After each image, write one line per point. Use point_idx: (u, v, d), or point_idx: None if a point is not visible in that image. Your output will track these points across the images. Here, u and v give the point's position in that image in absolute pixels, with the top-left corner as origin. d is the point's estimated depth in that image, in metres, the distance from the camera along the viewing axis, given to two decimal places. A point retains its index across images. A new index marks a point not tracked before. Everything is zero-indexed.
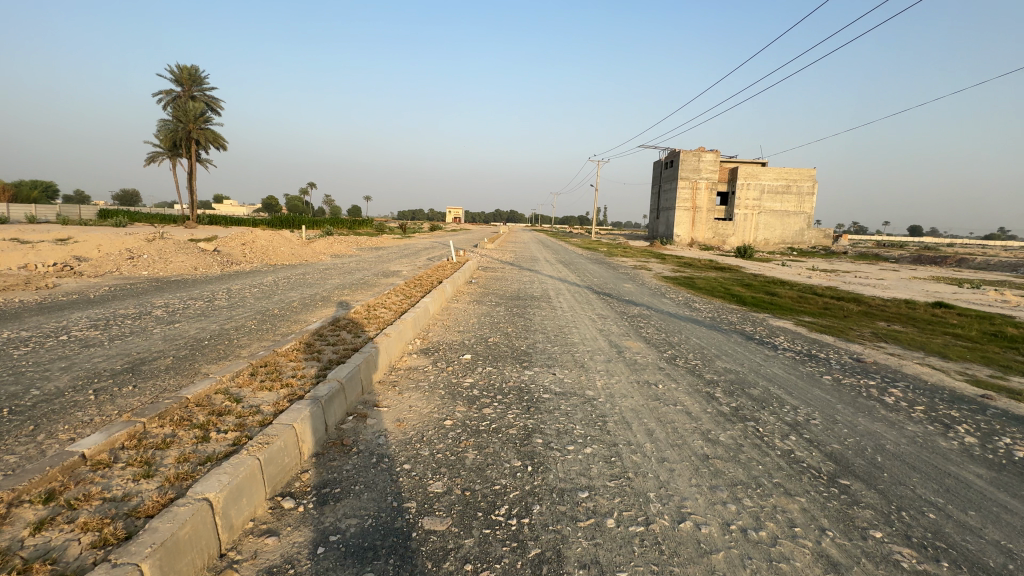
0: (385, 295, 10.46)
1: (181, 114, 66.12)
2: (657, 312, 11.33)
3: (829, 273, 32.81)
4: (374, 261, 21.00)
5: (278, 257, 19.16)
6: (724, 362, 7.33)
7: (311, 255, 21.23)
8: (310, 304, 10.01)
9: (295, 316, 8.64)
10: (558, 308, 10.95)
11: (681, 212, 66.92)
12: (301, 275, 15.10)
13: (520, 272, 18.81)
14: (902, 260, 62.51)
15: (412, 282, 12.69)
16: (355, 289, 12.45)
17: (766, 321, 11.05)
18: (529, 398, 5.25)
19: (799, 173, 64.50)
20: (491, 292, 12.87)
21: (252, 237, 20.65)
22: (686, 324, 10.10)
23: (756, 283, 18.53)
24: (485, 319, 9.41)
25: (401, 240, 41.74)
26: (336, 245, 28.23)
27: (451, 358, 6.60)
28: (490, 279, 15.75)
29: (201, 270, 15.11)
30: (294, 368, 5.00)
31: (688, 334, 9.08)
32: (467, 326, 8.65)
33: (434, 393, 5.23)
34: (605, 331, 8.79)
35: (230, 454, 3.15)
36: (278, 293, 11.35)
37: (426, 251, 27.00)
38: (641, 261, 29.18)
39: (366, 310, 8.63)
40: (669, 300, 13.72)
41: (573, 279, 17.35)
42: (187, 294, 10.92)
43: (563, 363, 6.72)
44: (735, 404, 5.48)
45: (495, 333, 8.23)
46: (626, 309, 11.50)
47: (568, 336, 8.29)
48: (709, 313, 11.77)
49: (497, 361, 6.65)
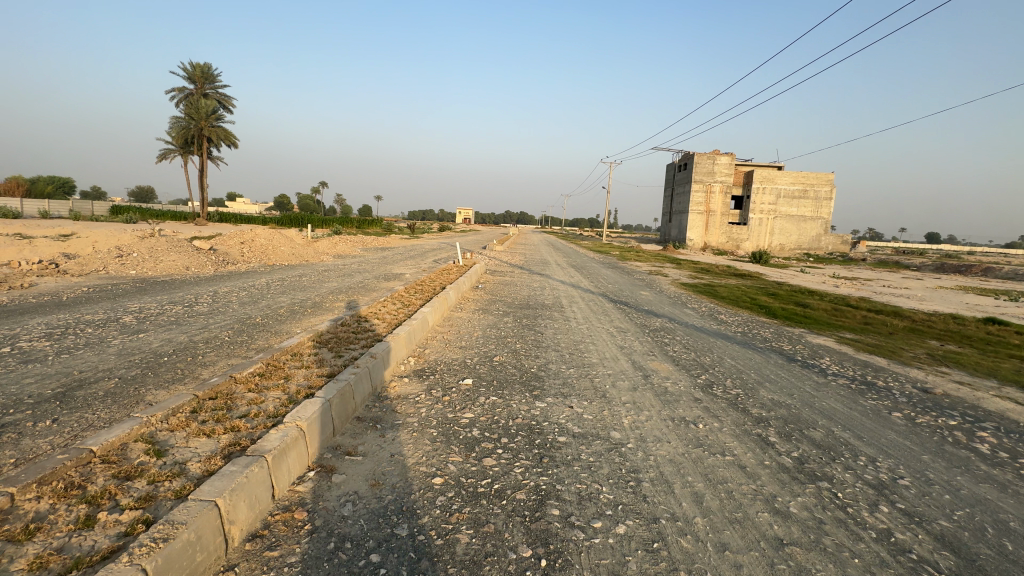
0: (381, 303, 9.44)
1: (193, 112, 66.05)
2: (682, 326, 10.20)
3: (851, 281, 31.39)
4: (378, 263, 20.08)
5: (277, 257, 18.33)
6: (769, 391, 6.24)
7: (312, 255, 20.39)
8: (298, 311, 9.07)
9: (277, 326, 7.68)
10: (572, 320, 9.92)
11: (694, 215, 65.47)
12: (296, 277, 14.24)
13: (530, 276, 17.82)
14: (924, 268, 60.47)
15: (413, 287, 11.71)
16: (352, 294, 11.49)
17: (804, 338, 9.90)
18: (541, 443, 4.22)
19: (818, 177, 62.77)
20: (498, 299, 11.84)
21: (251, 236, 19.84)
22: (716, 341, 8.99)
23: (782, 292, 17.30)
24: (490, 332, 8.39)
25: (408, 241, 41.04)
26: (340, 245, 27.41)
27: (449, 384, 5.58)
28: (498, 284, 14.78)
29: (192, 270, 14.30)
30: (248, 403, 4.00)
31: (721, 354, 7.98)
32: (469, 340, 7.65)
33: (424, 435, 4.22)
34: (628, 350, 7.70)
35: (110, 556, 2.18)
36: (267, 297, 10.45)
37: (432, 252, 26.13)
38: (656, 266, 28.00)
39: (356, 321, 7.63)
40: (692, 312, 12.57)
41: (587, 285, 16.29)
42: (168, 297, 10.06)
43: (580, 391, 5.69)
44: (798, 455, 4.39)
45: (501, 350, 7.22)
46: (647, 321, 10.41)
47: (584, 355, 7.25)
48: (739, 328, 10.64)
49: (502, 388, 5.63)
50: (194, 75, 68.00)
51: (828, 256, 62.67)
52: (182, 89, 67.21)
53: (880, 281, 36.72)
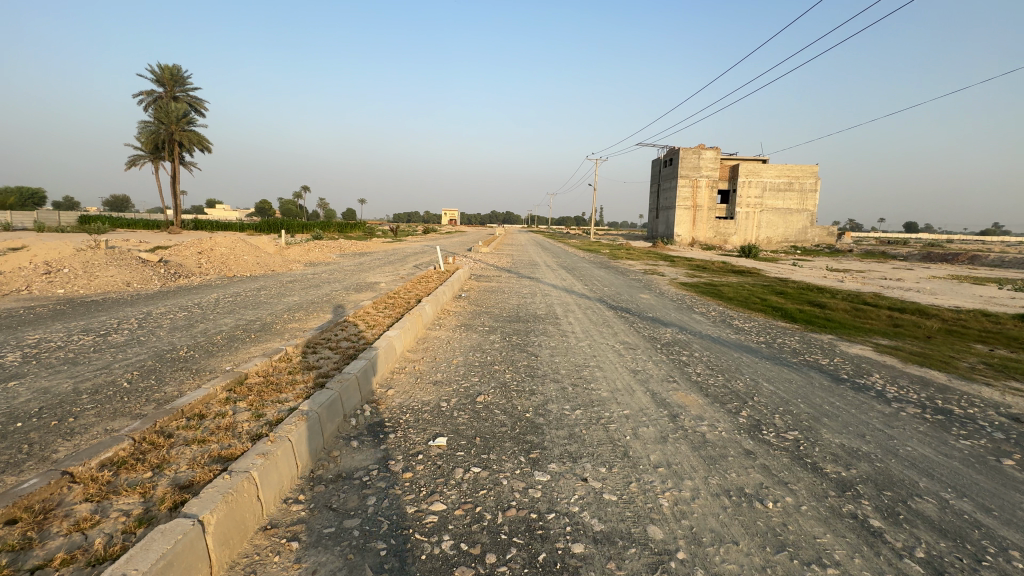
0: (340, 324, 7.79)
1: (162, 115, 63.37)
2: (699, 339, 8.76)
3: (846, 274, 30.51)
4: (351, 270, 18.38)
5: (238, 268, 16.57)
6: (835, 434, 4.80)
7: (279, 264, 18.62)
8: (238, 337, 7.42)
9: (202, 363, 6.04)
10: (570, 336, 8.46)
11: (682, 210, 64.60)
12: (254, 290, 12.59)
13: (518, 281, 16.37)
14: (911, 257, 60.33)
15: (385, 301, 10.14)
16: (312, 311, 9.83)
17: (838, 348, 8.54)
18: (547, 563, 2.73)
19: (803, 169, 62.44)
20: (484, 312, 10.29)
21: (210, 245, 18.00)
22: (742, 358, 7.56)
23: (790, 291, 16.03)
24: (473, 357, 6.84)
25: (388, 245, 39.39)
26: (313, 252, 25.55)
27: (416, 447, 4.06)
28: (483, 292, 13.29)
29: (133, 286, 12.53)
30: (68, 534, 2.42)
31: (755, 378, 6.54)
32: (447, 371, 6.14)
33: (365, 560, 2.69)
34: (644, 378, 6.21)
35: None
36: (207, 319, 8.75)
37: (414, 257, 24.53)
38: (649, 265, 26.67)
39: (301, 352, 5.99)
40: (703, 318, 11.15)
41: (581, 290, 14.86)
42: (83, 323, 8.34)
43: (593, 449, 4.19)
44: (928, 557, 2.95)
45: (486, 384, 5.71)
46: (656, 335, 8.94)
47: (592, 387, 5.78)
48: (761, 337, 9.23)
49: (486, 448, 4.11)
50: (162, 77, 65.33)
51: (816, 248, 62.20)
52: (149, 91, 64.45)
53: (873, 272, 35.94)
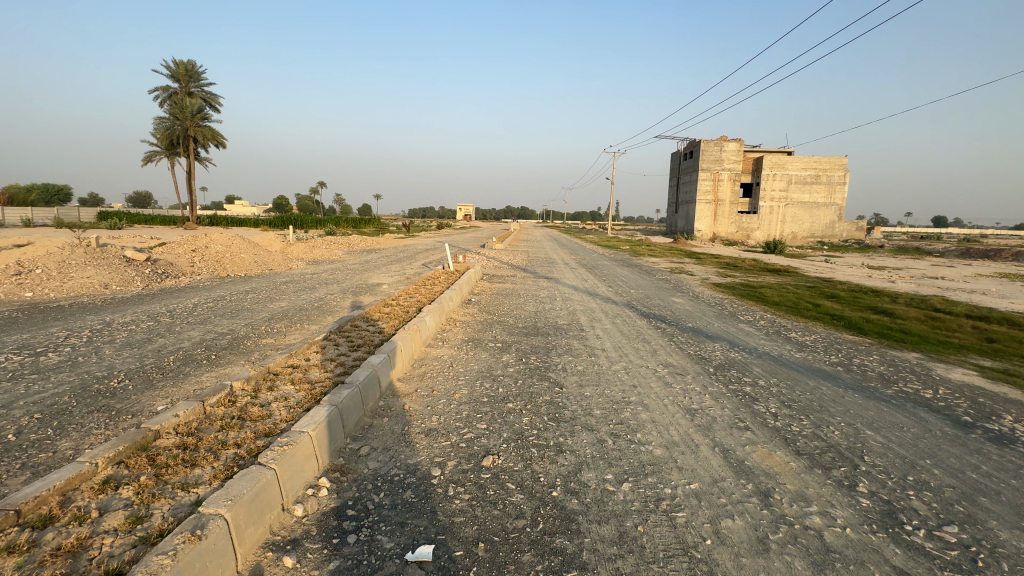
0: (321, 340, 6.35)
1: (177, 112, 63.05)
2: (759, 360, 7.14)
3: (885, 273, 28.30)
4: (353, 270, 17.04)
5: (232, 267, 15.40)
6: (1017, 532, 3.20)
7: (279, 263, 17.36)
8: (194, 359, 6.03)
9: (131, 400, 4.66)
10: (598, 356, 6.95)
11: (703, 204, 62.17)
12: (240, 293, 11.33)
13: (533, 282, 14.88)
14: (947, 253, 57.00)
15: (381, 308, 8.74)
16: (296, 321, 8.42)
17: (934, 374, 6.85)
18: None
19: (831, 162, 59.55)
20: (496, 323, 8.79)
21: (204, 243, 16.81)
22: (823, 390, 5.93)
23: (842, 294, 14.22)
24: (480, 390, 5.35)
25: (397, 240, 38.32)
26: (317, 249, 24.36)
27: (384, 568, 2.59)
28: (495, 295, 11.84)
29: (110, 289, 11.34)
30: None
31: (853, 424, 4.93)
32: (446, 413, 4.67)
33: None
34: (707, 426, 4.66)
35: None
36: (169, 333, 7.40)
37: (423, 254, 23.25)
38: (674, 263, 24.86)
39: (257, 384, 4.53)
40: (753, 329, 9.50)
41: (604, 293, 13.31)
42: (23, 337, 7.06)
43: (660, 571, 2.68)
44: None
45: (497, 436, 4.24)
46: (706, 355, 7.33)
47: (639, 441, 4.27)
48: (833, 357, 7.57)
49: (494, 570, 2.63)
50: (177, 73, 65.05)
51: (844, 244, 59.25)
52: (165, 87, 64.35)
53: (912, 270, 33.56)
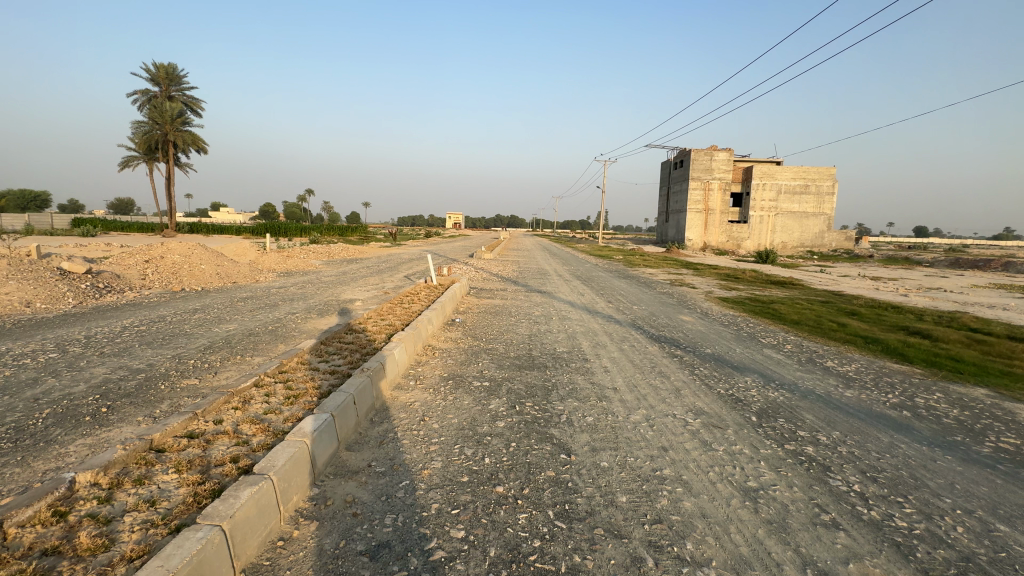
0: (255, 379, 4.79)
1: (155, 115, 60.82)
2: (807, 403, 5.78)
3: (883, 284, 27.42)
4: (327, 282, 15.51)
5: (189, 280, 13.78)
6: None
7: (244, 275, 15.70)
8: (76, 413, 4.48)
9: None
10: (610, 400, 5.53)
11: (694, 214, 61.60)
12: (185, 312, 9.76)
13: (524, 296, 13.50)
14: (937, 263, 56.78)
15: (344, 334, 7.25)
16: (238, 350, 6.88)
17: (1021, 420, 5.57)
18: None
19: (821, 171, 59.42)
20: (483, 352, 7.33)
21: (160, 253, 15.15)
22: (905, 451, 4.57)
23: (863, 311, 12.99)
24: (458, 463, 3.88)
25: (380, 248, 36.92)
26: (292, 259, 22.68)
27: None
28: (481, 314, 10.41)
29: (30, 307, 9.69)
30: None
31: (975, 512, 3.56)
32: (407, 509, 3.21)
33: None
34: (782, 525, 3.25)
35: None
36: (66, 370, 5.82)
37: (407, 265, 21.82)
38: (672, 274, 23.61)
39: (121, 474, 3.00)
40: (782, 357, 8.16)
41: (603, 309, 11.97)
42: None
43: None
44: None
45: (480, 557, 2.78)
46: (741, 396, 5.93)
47: (694, 561, 2.84)
48: (889, 397, 6.23)
49: None
50: (157, 76, 63.00)
51: (835, 253, 58.90)
52: (143, 91, 62.46)
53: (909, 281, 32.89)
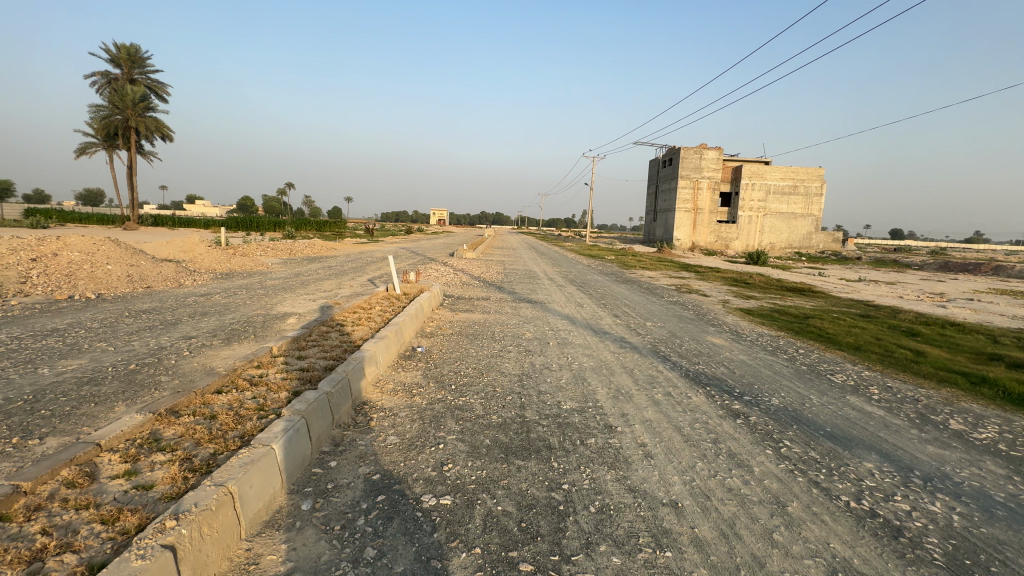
0: None
1: (115, 99, 56.44)
2: (1014, 540, 3.26)
3: (891, 290, 25.40)
4: (266, 287, 12.65)
5: (81, 284, 10.80)
6: None
7: (164, 277, 12.72)
8: None
9: None
10: (676, 547, 2.92)
11: (684, 213, 59.74)
12: (29, 336, 6.87)
13: (507, 308, 10.88)
14: (926, 267, 55.78)
15: (225, 384, 4.50)
16: (35, 420, 4.07)
17: None
18: None
19: (811, 172, 58.00)
20: (448, 417, 4.63)
21: (55, 250, 12.09)
22: None
23: (925, 331, 10.62)
24: None
25: (350, 245, 33.97)
26: (242, 257, 19.59)
27: None
28: (451, 339, 7.73)
29: None
30: None
31: None
32: None
33: None
34: None
35: None
36: None
37: (374, 265, 18.97)
38: (674, 278, 21.27)
39: None
40: (883, 413, 5.65)
41: (609, 327, 9.44)
42: None
43: None
44: None
45: None
46: (895, 521, 3.37)
47: None
48: None
49: None
50: (118, 56, 58.38)
51: (825, 255, 57.52)
52: (102, 73, 58.27)
53: (912, 286, 31.27)
